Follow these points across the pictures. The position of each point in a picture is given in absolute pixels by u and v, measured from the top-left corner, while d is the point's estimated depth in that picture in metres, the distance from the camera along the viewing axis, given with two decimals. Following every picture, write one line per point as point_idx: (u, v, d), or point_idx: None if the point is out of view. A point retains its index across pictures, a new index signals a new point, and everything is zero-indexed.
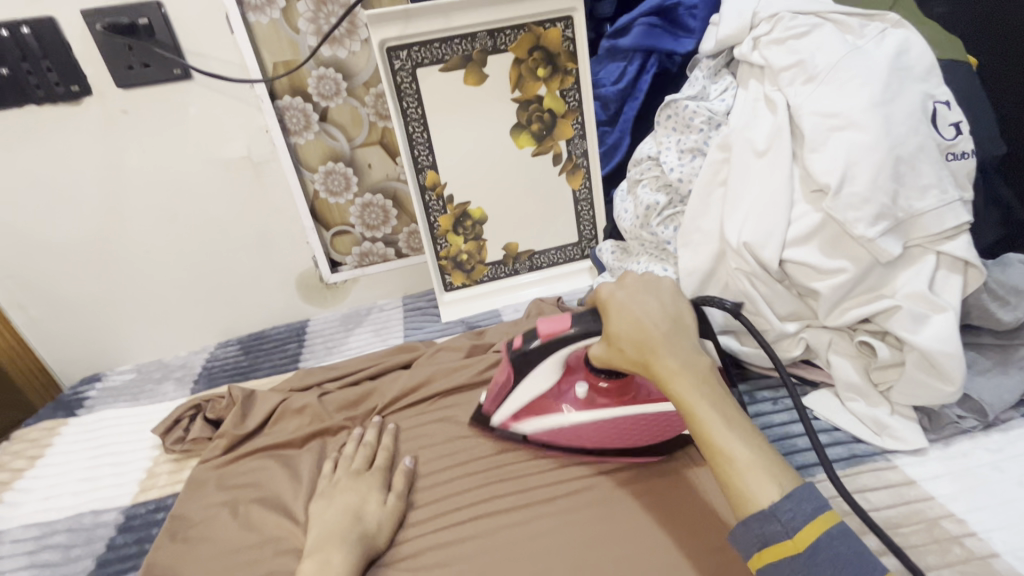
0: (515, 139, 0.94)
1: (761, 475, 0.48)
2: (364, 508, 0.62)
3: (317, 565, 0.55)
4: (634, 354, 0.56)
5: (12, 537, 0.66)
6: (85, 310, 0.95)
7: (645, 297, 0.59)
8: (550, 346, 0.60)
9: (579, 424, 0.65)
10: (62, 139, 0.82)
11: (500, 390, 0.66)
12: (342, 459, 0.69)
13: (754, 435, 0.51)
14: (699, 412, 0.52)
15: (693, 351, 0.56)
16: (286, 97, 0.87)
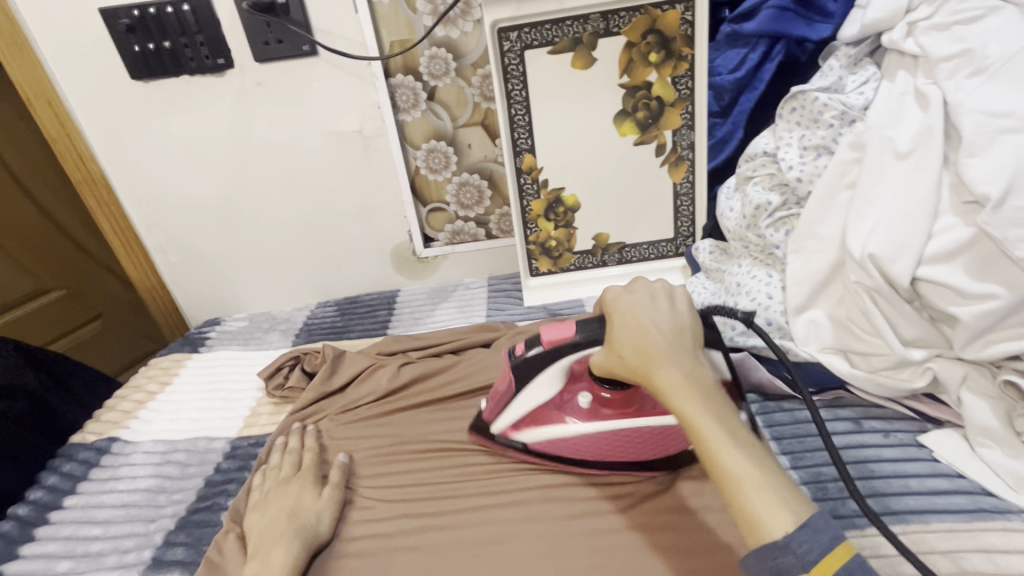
0: (617, 127, 0.91)
1: (773, 501, 0.44)
2: (301, 504, 0.61)
3: (253, 569, 0.55)
4: (635, 362, 0.51)
5: (143, 449, 0.76)
6: (212, 261, 1.07)
7: (651, 301, 0.55)
8: (553, 354, 0.57)
9: (583, 435, 0.62)
10: (206, 106, 0.92)
11: (500, 396, 0.63)
12: (269, 471, 0.67)
13: (762, 457, 0.47)
14: (704, 428, 0.47)
15: (697, 363, 0.51)
16: (399, 75, 0.91)
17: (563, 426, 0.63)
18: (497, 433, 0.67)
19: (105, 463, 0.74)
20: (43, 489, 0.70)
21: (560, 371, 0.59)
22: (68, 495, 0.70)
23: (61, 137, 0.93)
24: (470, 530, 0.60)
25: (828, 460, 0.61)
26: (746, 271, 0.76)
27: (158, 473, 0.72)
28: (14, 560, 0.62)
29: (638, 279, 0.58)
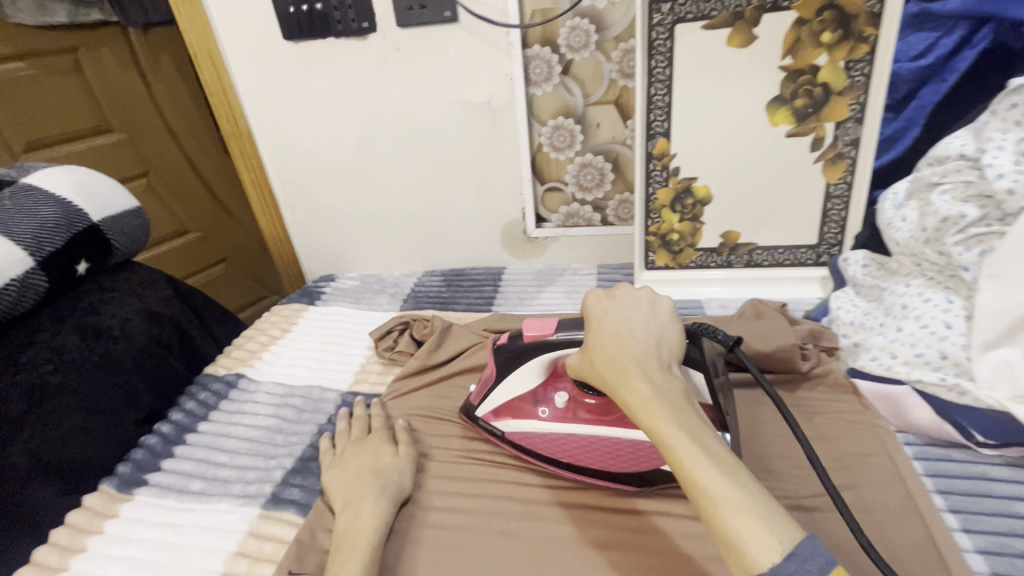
0: (770, 116, 0.82)
1: (752, 517, 0.38)
2: (380, 460, 0.62)
3: (347, 521, 0.55)
4: (607, 373, 0.50)
5: (265, 389, 0.81)
6: (333, 220, 1.12)
7: (631, 314, 0.54)
8: (536, 345, 0.61)
9: (556, 434, 0.62)
10: (346, 69, 0.94)
11: (486, 379, 0.66)
12: (337, 436, 0.69)
13: (745, 474, 0.42)
14: (672, 439, 0.43)
15: (670, 375, 0.49)
16: (536, 46, 0.88)
17: (542, 421, 0.63)
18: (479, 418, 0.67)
19: (233, 396, 0.80)
20: (182, 412, 0.77)
21: (546, 364, 0.63)
22: (201, 421, 0.76)
23: (219, 92, 1.01)
24: (573, 525, 0.57)
25: (1013, 530, 0.51)
26: (916, 293, 0.65)
27: (277, 414, 0.77)
28: (156, 471, 0.68)
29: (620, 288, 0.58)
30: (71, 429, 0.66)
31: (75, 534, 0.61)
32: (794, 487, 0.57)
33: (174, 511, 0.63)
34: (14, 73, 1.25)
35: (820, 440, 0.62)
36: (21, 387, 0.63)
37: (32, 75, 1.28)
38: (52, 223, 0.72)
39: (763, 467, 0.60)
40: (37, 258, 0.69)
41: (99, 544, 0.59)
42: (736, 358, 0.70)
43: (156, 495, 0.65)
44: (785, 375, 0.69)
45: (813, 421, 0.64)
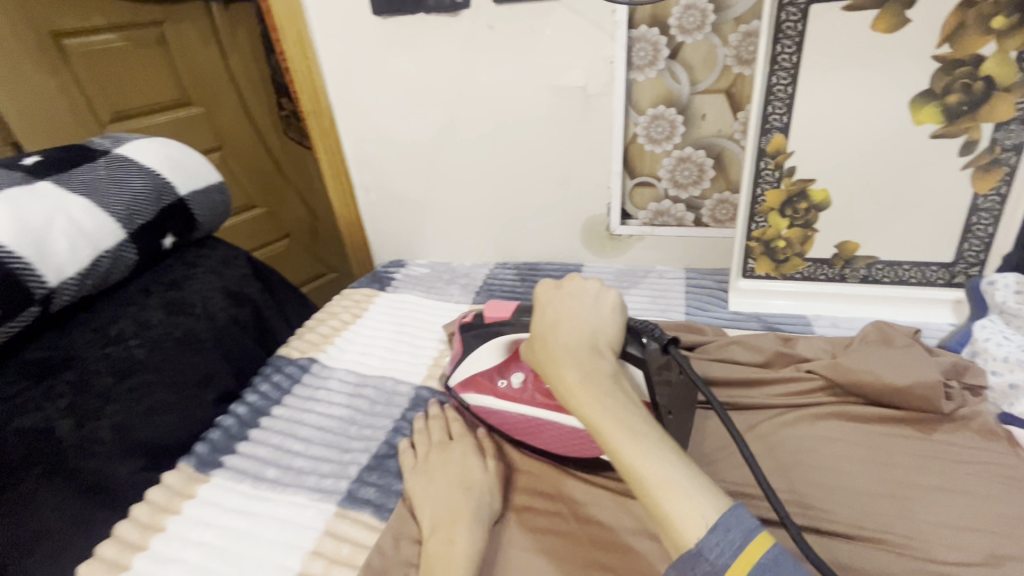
0: (912, 113, 0.72)
1: (669, 489, 0.40)
2: (470, 476, 0.58)
3: (440, 544, 0.52)
4: (542, 365, 0.53)
5: (338, 377, 0.79)
6: (406, 205, 1.09)
7: (566, 306, 0.55)
8: (494, 329, 0.64)
9: (509, 412, 0.63)
10: (434, 47, 0.90)
11: (456, 355, 0.69)
12: (418, 438, 0.65)
13: (670, 447, 0.43)
14: (600, 425, 0.45)
15: (599, 359, 0.50)
16: (643, 27, 0.80)
17: (496, 396, 0.65)
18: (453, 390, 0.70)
19: (306, 381, 0.78)
20: (257, 394, 0.75)
21: (506, 346, 0.64)
22: (275, 405, 0.74)
23: (302, 68, 0.98)
24: None
25: None
26: None
27: (350, 405, 0.74)
28: (232, 455, 0.67)
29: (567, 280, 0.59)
30: (154, 406, 0.65)
31: (154, 512, 0.60)
32: (942, 550, 0.49)
33: (250, 501, 0.61)
34: (103, 44, 1.28)
35: (971, 495, 0.53)
36: (108, 361, 0.62)
37: (119, 46, 1.31)
38: (142, 196, 0.71)
39: (901, 520, 0.51)
40: (128, 230, 0.68)
41: (178, 526, 0.58)
42: (863, 389, 0.62)
43: (232, 481, 0.63)
44: (923, 413, 0.60)
45: (962, 470, 0.55)
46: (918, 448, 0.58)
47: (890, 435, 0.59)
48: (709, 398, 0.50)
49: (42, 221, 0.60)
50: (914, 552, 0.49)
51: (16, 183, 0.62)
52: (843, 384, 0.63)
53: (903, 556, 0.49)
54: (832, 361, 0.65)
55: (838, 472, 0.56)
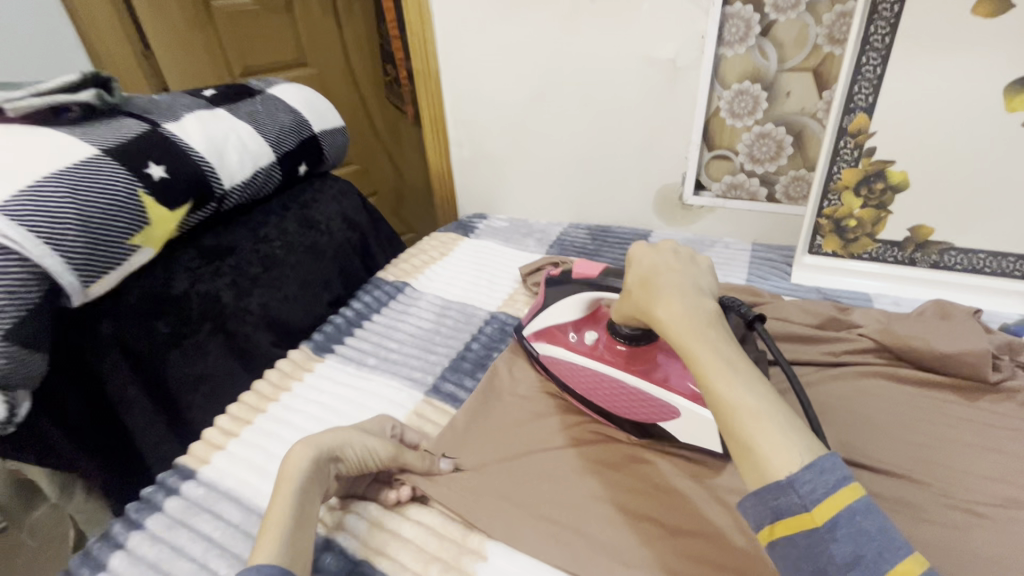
0: (1007, 100, 0.72)
1: (769, 426, 0.38)
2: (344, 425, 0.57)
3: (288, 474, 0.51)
4: (640, 298, 0.51)
5: (428, 298, 0.92)
6: (494, 163, 1.19)
7: (670, 247, 0.54)
8: (584, 284, 0.65)
9: (574, 364, 0.65)
10: (535, 18, 0.98)
11: (535, 306, 0.73)
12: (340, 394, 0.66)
13: (772, 391, 0.41)
14: (698, 353, 0.43)
15: (700, 295, 0.48)
16: (737, 4, 0.84)
17: (567, 347, 0.66)
18: (524, 339, 0.73)
19: (401, 298, 0.92)
20: (361, 302, 0.89)
21: (589, 302, 0.66)
22: (375, 312, 0.88)
23: (417, 30, 1.09)
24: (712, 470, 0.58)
25: None
26: None
27: (437, 321, 0.86)
28: (342, 344, 0.81)
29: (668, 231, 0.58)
30: (287, 295, 0.82)
31: (282, 376, 0.75)
32: (967, 492, 0.53)
33: (355, 376, 0.75)
34: (241, 8, 1.47)
35: (1006, 454, 0.56)
36: (258, 255, 0.80)
37: (256, 10, 1.50)
38: (289, 127, 0.87)
39: (931, 465, 0.56)
40: (279, 153, 0.83)
41: (301, 389, 0.72)
42: (913, 353, 0.66)
43: (342, 361, 0.78)
44: (969, 382, 0.63)
45: (1002, 434, 0.58)
46: (960, 411, 0.61)
47: (934, 398, 0.63)
48: (789, 376, 0.52)
49: (222, 136, 0.76)
50: (936, 490, 0.54)
51: (204, 107, 0.79)
52: (893, 347, 0.67)
53: (924, 491, 0.54)
54: (884, 327, 0.70)
55: (876, 421, 0.61)
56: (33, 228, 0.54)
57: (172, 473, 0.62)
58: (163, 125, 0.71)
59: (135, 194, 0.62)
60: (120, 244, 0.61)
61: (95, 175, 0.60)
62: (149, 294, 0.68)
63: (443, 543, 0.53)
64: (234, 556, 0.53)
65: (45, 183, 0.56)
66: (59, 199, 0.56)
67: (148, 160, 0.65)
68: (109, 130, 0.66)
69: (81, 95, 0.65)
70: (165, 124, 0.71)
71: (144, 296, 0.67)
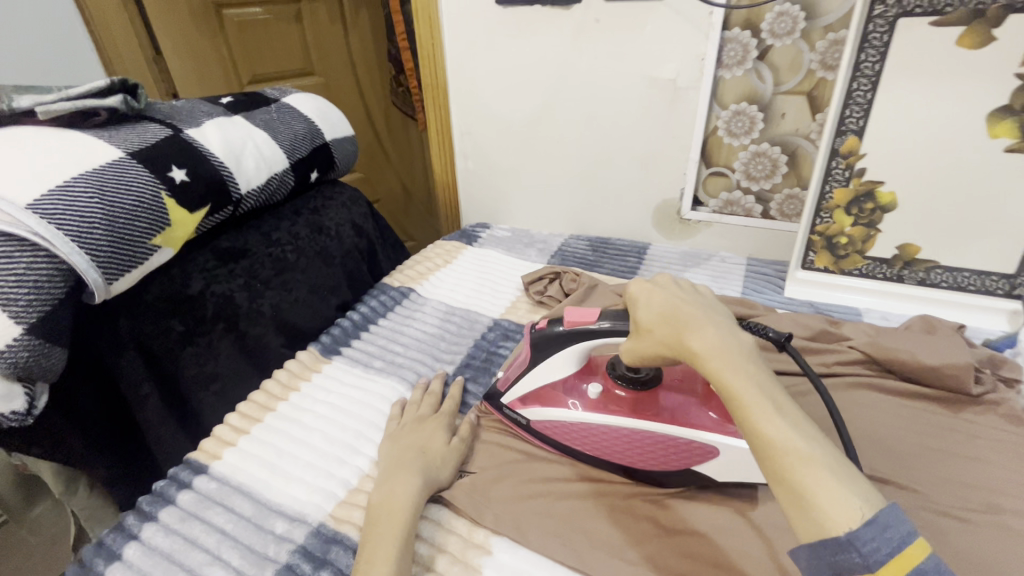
0: (989, 126, 0.76)
1: (823, 471, 0.37)
2: (431, 444, 0.61)
3: (381, 496, 0.55)
4: (665, 332, 0.48)
5: (432, 304, 0.94)
6: (498, 174, 1.22)
7: (678, 285, 0.53)
8: (574, 334, 0.58)
9: (586, 424, 0.60)
10: (541, 38, 1.02)
11: (517, 364, 0.64)
12: (408, 407, 0.69)
13: (817, 430, 0.41)
14: (744, 395, 0.42)
15: (732, 330, 0.47)
16: (736, 29, 0.89)
17: (570, 409, 0.61)
18: (504, 404, 0.65)
19: (406, 304, 0.94)
20: (367, 307, 0.91)
21: (581, 356, 0.60)
22: (381, 316, 0.90)
23: (428, 46, 1.13)
24: None
25: None
26: None
27: (441, 326, 0.89)
28: (348, 346, 0.83)
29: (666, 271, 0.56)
30: (297, 298, 0.84)
31: (291, 376, 0.77)
32: (949, 497, 0.56)
33: (361, 377, 0.77)
34: (252, 18, 1.51)
35: (986, 462, 0.59)
36: (270, 257, 0.82)
37: (266, 20, 1.54)
38: (302, 135, 0.89)
39: (915, 472, 0.59)
40: (292, 160, 0.86)
41: (310, 389, 0.74)
42: (899, 366, 0.69)
43: (348, 363, 0.79)
44: (953, 394, 0.66)
45: (984, 444, 0.61)
46: (944, 422, 0.64)
47: (919, 408, 0.66)
48: (823, 393, 0.54)
49: (240, 143, 0.79)
50: (919, 494, 0.56)
51: (222, 114, 0.82)
52: (881, 360, 0.70)
53: (908, 495, 0.56)
54: (873, 340, 0.73)
55: (865, 430, 0.63)
56: (63, 226, 0.56)
57: (183, 468, 0.64)
58: (184, 130, 0.74)
59: (159, 196, 0.65)
60: (143, 244, 0.63)
61: (121, 177, 0.63)
62: (165, 293, 0.70)
63: (449, 536, 0.55)
64: (246, 548, 0.54)
65: (76, 184, 0.59)
66: (87, 200, 0.59)
67: (170, 164, 0.68)
68: (133, 134, 0.69)
69: (108, 101, 0.68)
70: (187, 130, 0.74)
71: (162, 294, 0.69)
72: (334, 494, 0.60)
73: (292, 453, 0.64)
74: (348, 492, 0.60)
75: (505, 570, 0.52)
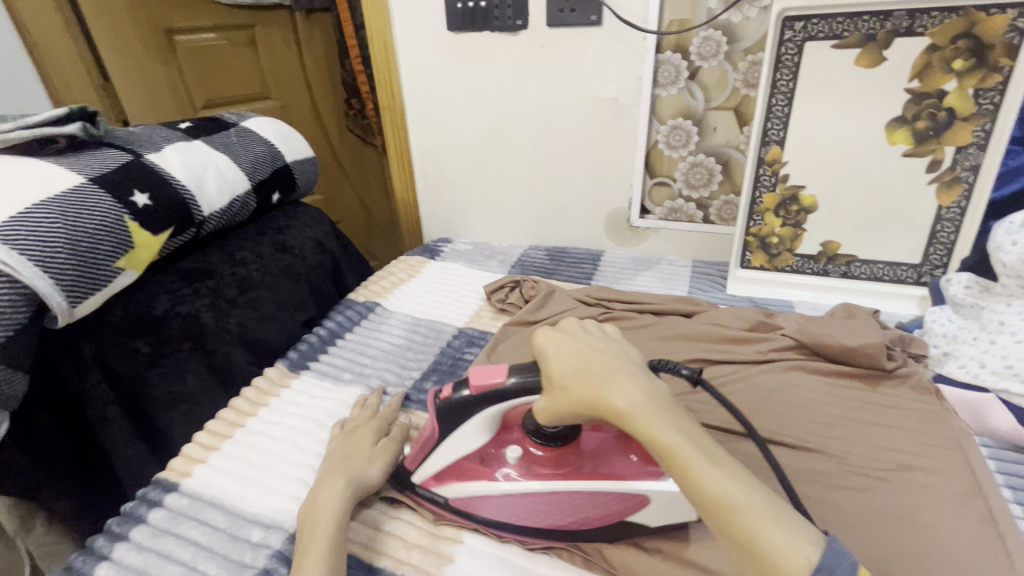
0: (888, 135, 0.86)
1: (764, 518, 0.39)
2: (358, 448, 0.62)
3: (307, 508, 0.55)
4: (581, 391, 0.47)
5: (398, 318, 0.97)
6: (457, 192, 1.27)
7: (579, 333, 0.52)
8: (481, 399, 0.52)
9: (511, 495, 0.54)
10: (491, 60, 1.08)
11: (423, 443, 0.57)
12: (347, 422, 0.69)
13: (747, 471, 0.43)
14: (677, 449, 0.43)
15: (647, 379, 0.48)
16: (668, 53, 0.97)
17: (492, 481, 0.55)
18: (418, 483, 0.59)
19: (372, 318, 0.96)
20: (334, 322, 0.93)
21: (495, 417, 0.55)
22: (348, 331, 0.92)
23: (383, 69, 1.17)
24: None
25: None
26: (1016, 310, 0.71)
27: (407, 336, 0.92)
28: (316, 361, 0.84)
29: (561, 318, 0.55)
30: (264, 315, 0.86)
31: (259, 393, 0.78)
32: (868, 460, 0.63)
33: (330, 390, 0.79)
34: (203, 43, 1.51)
35: (898, 428, 0.67)
36: (236, 277, 0.84)
37: (219, 45, 1.54)
38: (263, 158, 0.92)
39: (840, 441, 0.66)
40: (253, 182, 0.88)
41: (279, 403, 0.76)
42: (824, 348, 0.77)
43: (317, 377, 0.81)
44: (871, 371, 0.74)
45: (897, 412, 0.69)
46: (864, 396, 0.72)
47: (842, 385, 0.74)
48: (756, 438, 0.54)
49: (201, 166, 0.81)
50: (842, 460, 0.63)
51: (182, 139, 0.84)
52: (809, 344, 0.78)
53: (833, 462, 0.63)
54: (801, 328, 0.81)
55: (798, 407, 0.70)
56: (25, 253, 0.57)
57: (151, 488, 0.64)
58: (145, 155, 0.75)
59: (122, 220, 0.66)
60: (106, 267, 0.64)
61: (84, 203, 0.64)
62: (131, 315, 0.71)
63: (420, 531, 0.58)
64: (221, 558, 0.55)
65: (37, 210, 0.60)
66: (49, 225, 0.60)
67: (132, 188, 0.70)
68: (94, 160, 0.70)
69: (67, 128, 0.69)
70: (147, 155, 0.76)
71: (126, 315, 0.70)
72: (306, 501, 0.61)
73: (263, 466, 0.66)
74: None
75: (477, 556, 0.55)
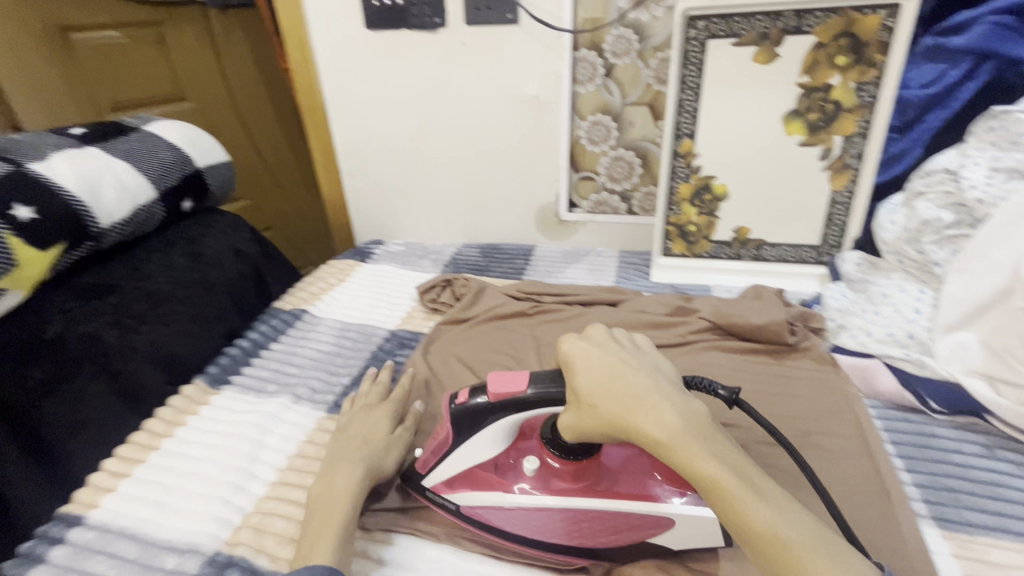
0: (786, 126, 0.93)
1: (817, 555, 0.39)
2: (375, 433, 0.63)
3: (320, 489, 0.56)
4: (614, 414, 0.46)
5: (327, 323, 0.94)
6: (386, 192, 1.25)
7: (608, 347, 0.52)
8: (501, 407, 0.52)
9: (529, 509, 0.55)
10: (411, 59, 1.07)
11: (439, 448, 0.57)
12: (358, 398, 0.71)
13: (796, 504, 0.42)
14: (721, 482, 0.42)
15: (686, 400, 0.47)
16: (584, 50, 1.00)
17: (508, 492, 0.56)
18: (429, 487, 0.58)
19: (299, 325, 0.93)
20: (257, 333, 0.90)
21: (513, 426, 0.55)
22: (273, 341, 0.89)
23: (301, 68, 1.14)
24: None
25: (952, 474, 0.62)
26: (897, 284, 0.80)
27: (336, 342, 0.90)
28: (238, 374, 0.81)
29: (591, 329, 0.55)
30: (179, 331, 0.81)
31: (176, 413, 0.74)
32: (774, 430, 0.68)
33: (254, 403, 0.76)
34: (105, 41, 1.39)
35: (801, 398, 0.72)
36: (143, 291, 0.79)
37: (122, 43, 1.43)
38: (169, 163, 0.87)
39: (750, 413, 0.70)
40: (159, 189, 0.83)
41: (197, 422, 0.72)
42: (736, 328, 0.82)
43: (240, 391, 0.78)
44: (777, 346, 0.80)
45: (799, 383, 0.75)
46: (772, 370, 0.77)
47: (753, 362, 0.79)
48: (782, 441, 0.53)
49: (96, 175, 0.75)
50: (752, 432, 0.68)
51: (74, 146, 0.78)
52: (723, 325, 0.83)
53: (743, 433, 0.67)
54: (716, 310, 0.86)
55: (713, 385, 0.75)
56: None
57: (53, 523, 0.59)
58: (28, 165, 0.69)
59: None
60: None
61: None
62: (19, 339, 0.66)
63: None
64: None
65: None
66: None
67: (13, 202, 0.64)
68: None
69: None
70: (30, 164, 0.70)
71: (14, 339, 0.65)
72: (229, 520, 0.59)
73: (180, 488, 0.63)
74: (243, 517, 0.60)
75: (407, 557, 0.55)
